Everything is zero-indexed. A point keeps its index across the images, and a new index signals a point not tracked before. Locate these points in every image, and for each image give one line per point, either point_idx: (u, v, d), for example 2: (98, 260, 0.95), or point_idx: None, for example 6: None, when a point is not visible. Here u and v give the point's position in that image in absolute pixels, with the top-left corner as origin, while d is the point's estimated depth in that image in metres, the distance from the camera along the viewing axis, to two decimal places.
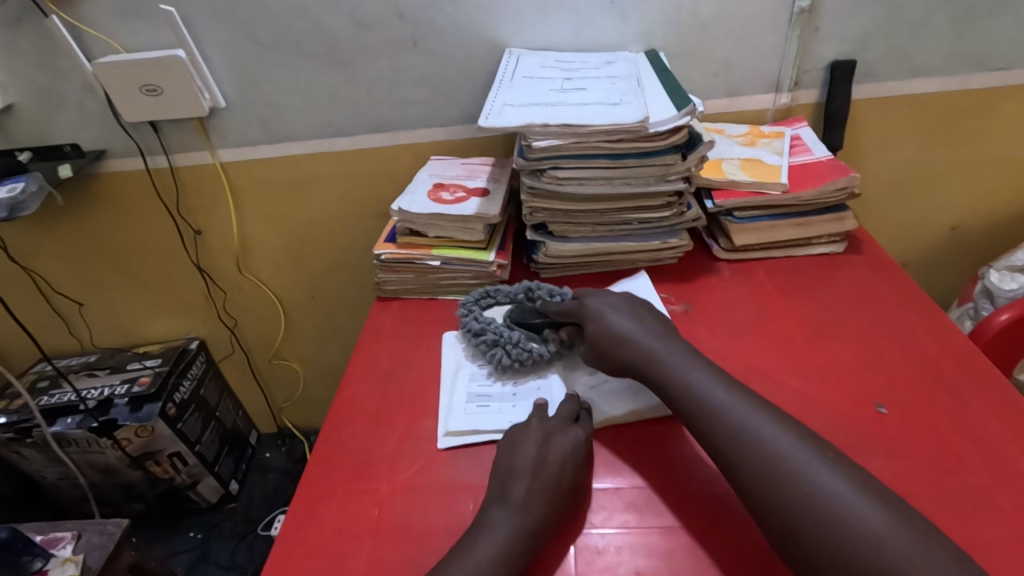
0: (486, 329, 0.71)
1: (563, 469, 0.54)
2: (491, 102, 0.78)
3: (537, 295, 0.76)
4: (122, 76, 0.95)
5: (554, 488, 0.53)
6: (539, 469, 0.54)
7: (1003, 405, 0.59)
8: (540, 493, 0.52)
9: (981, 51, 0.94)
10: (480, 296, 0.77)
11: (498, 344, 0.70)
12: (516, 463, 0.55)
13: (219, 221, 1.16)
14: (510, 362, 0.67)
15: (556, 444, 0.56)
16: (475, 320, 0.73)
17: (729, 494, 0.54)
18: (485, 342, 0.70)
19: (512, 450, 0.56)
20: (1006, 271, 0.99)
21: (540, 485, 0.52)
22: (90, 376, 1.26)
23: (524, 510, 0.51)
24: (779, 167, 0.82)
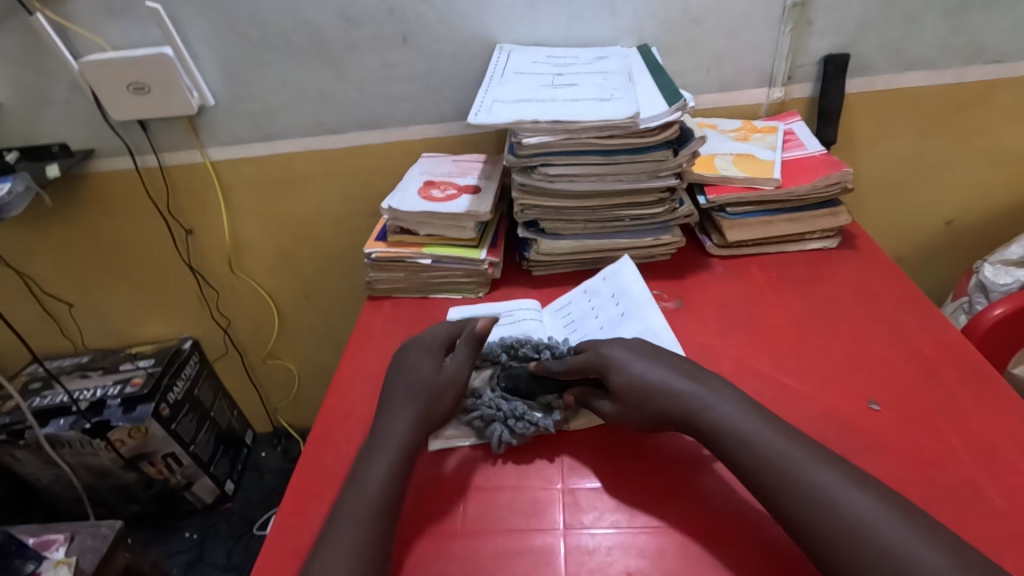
0: (478, 401, 0.62)
1: (441, 391, 0.60)
2: (481, 99, 0.77)
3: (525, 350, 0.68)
4: (108, 74, 0.94)
5: (432, 409, 0.59)
6: (421, 389, 0.60)
7: (995, 400, 0.59)
8: (420, 412, 0.58)
9: (975, 44, 0.94)
10: None
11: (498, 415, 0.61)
12: (395, 388, 0.61)
13: (210, 221, 1.15)
14: (514, 418, 0.60)
15: (437, 370, 0.62)
16: (462, 394, 0.63)
17: (746, 494, 0.53)
18: (480, 417, 0.61)
19: (395, 379, 0.62)
20: (1001, 265, 0.98)
21: (419, 406, 0.58)
22: (82, 378, 1.25)
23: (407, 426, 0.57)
24: (771, 162, 0.82)
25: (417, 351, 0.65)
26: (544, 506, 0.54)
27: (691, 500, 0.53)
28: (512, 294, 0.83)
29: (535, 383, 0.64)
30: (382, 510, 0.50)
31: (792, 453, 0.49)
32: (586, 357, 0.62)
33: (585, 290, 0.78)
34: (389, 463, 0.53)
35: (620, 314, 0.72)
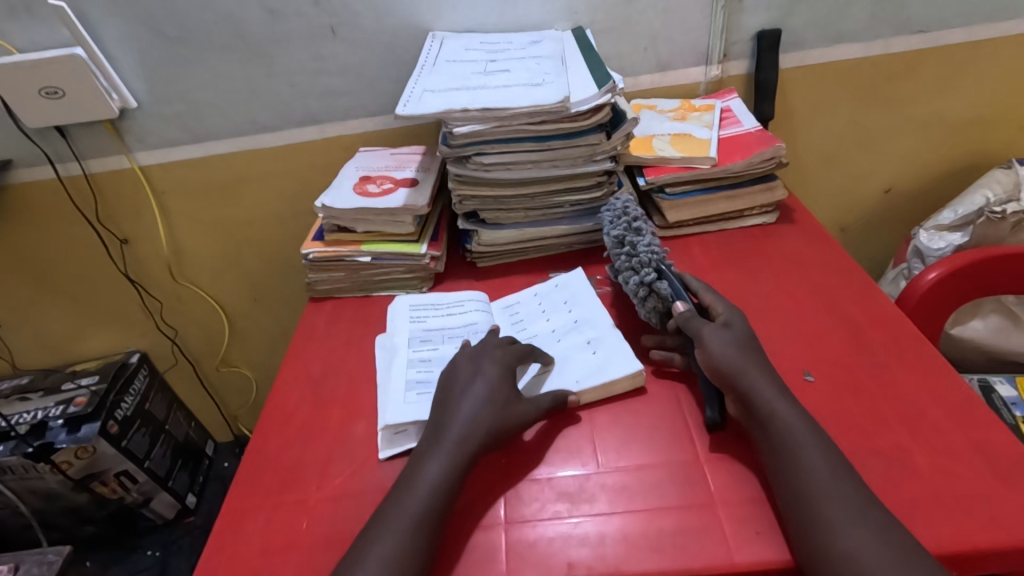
0: (639, 223, 0.71)
1: (496, 419, 0.56)
2: (411, 89, 0.75)
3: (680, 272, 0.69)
4: (16, 78, 0.88)
5: (486, 438, 0.55)
6: (463, 424, 0.55)
7: (923, 366, 0.61)
8: (462, 444, 0.54)
9: (901, 15, 0.95)
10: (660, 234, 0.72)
11: (637, 236, 0.70)
12: (443, 420, 0.56)
13: (146, 228, 1.10)
14: (631, 243, 0.69)
15: (482, 391, 0.58)
16: (635, 218, 0.72)
17: (719, 476, 0.53)
18: (625, 223, 0.71)
19: (441, 412, 0.57)
20: (934, 230, 1.01)
21: (465, 442, 0.54)
22: (20, 401, 1.20)
23: (445, 464, 0.52)
24: (707, 141, 0.82)
25: (464, 375, 0.60)
26: (487, 501, 0.54)
27: (640, 485, 0.54)
28: (456, 287, 0.81)
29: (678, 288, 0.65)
30: (411, 558, 0.47)
31: None
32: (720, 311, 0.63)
33: (537, 294, 0.76)
34: (423, 505, 0.50)
35: (573, 321, 0.70)
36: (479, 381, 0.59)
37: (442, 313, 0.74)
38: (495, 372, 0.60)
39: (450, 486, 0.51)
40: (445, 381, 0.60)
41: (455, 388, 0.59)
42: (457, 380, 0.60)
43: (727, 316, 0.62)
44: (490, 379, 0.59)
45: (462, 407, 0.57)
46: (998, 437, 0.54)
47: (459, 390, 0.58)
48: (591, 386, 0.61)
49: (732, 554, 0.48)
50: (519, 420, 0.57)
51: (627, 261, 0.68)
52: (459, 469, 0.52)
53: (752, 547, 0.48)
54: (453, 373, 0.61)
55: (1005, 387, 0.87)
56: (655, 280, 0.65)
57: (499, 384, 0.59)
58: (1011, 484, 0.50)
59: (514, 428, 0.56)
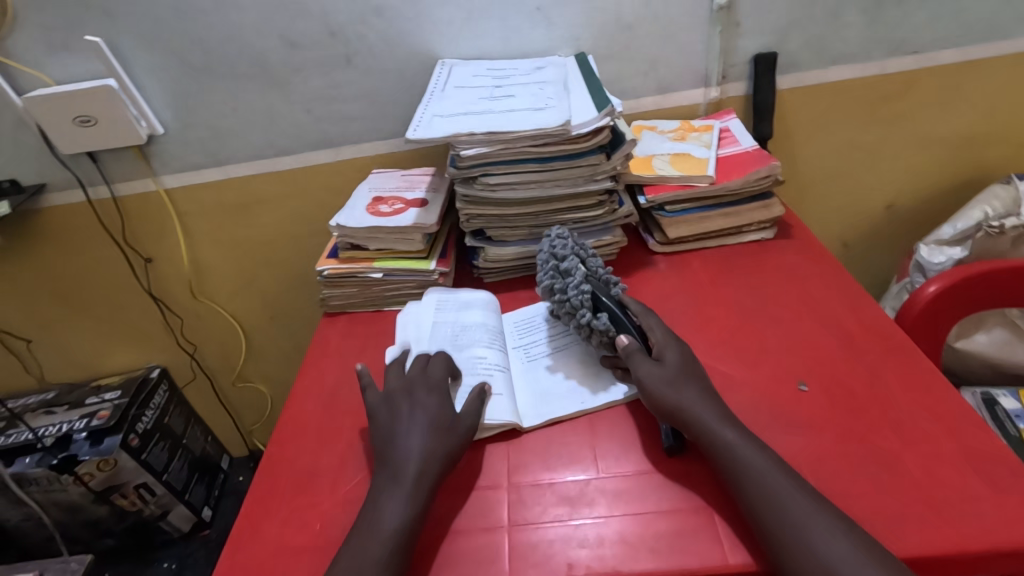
0: (567, 259, 0.71)
1: (441, 447, 0.57)
2: (421, 114, 0.79)
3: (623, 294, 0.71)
4: (53, 108, 0.94)
5: (435, 465, 0.55)
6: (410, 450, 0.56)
7: (916, 376, 0.62)
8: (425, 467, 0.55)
9: (895, 37, 0.98)
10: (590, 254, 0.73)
11: (565, 276, 0.70)
12: (388, 454, 0.57)
13: (168, 248, 1.15)
14: (562, 287, 0.69)
15: (418, 420, 0.59)
16: (557, 256, 0.72)
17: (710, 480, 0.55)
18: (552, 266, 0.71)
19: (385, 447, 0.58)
20: (935, 244, 1.02)
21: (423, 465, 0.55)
22: (47, 414, 1.24)
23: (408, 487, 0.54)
24: (706, 160, 0.85)
25: (393, 411, 0.60)
26: (487, 505, 0.56)
27: (639, 490, 0.56)
28: None
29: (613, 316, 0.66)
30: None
31: None
32: (660, 338, 0.64)
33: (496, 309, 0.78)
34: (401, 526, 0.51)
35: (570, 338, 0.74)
36: (405, 414, 0.60)
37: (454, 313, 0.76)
38: (425, 402, 0.60)
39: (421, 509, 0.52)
40: (375, 421, 0.61)
41: (392, 423, 0.59)
42: (391, 413, 0.60)
43: (663, 348, 0.63)
44: (423, 410, 0.60)
45: (401, 439, 0.57)
46: (988, 444, 0.55)
47: (391, 430, 0.59)
48: (597, 403, 0.64)
49: (729, 555, 0.50)
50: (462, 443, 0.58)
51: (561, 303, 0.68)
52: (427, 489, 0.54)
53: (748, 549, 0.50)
54: (383, 409, 0.61)
55: (1008, 400, 0.87)
56: (590, 317, 0.66)
57: (433, 412, 0.60)
58: (998, 488, 0.51)
59: (458, 451, 0.58)
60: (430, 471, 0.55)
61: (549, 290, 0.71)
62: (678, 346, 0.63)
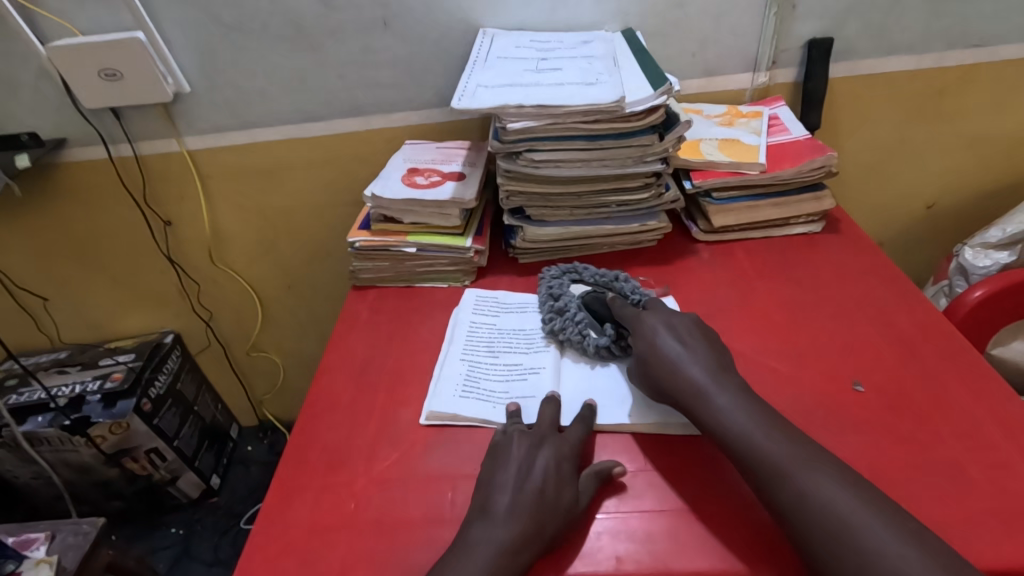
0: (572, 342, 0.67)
1: (555, 522, 0.50)
2: (465, 83, 0.76)
3: (621, 286, 0.73)
4: (78, 59, 0.90)
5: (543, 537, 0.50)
6: (512, 501, 0.52)
7: (978, 381, 0.60)
8: (519, 507, 0.51)
9: (957, 28, 0.94)
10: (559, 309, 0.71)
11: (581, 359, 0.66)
12: (491, 508, 0.52)
13: (189, 211, 1.12)
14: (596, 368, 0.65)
15: (537, 480, 0.53)
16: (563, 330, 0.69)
17: None
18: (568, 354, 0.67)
19: (483, 493, 0.53)
20: (980, 247, 0.99)
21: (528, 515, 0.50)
22: (59, 373, 1.22)
23: (500, 526, 0.50)
24: (756, 147, 0.82)
25: (520, 458, 0.55)
26: None
27: (667, 486, 0.55)
28: (498, 282, 0.82)
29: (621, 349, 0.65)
30: None
31: None
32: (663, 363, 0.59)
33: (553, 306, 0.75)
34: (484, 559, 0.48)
35: None
36: (527, 466, 0.54)
37: (508, 313, 0.75)
38: (553, 461, 0.54)
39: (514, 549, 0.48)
40: (488, 463, 0.56)
41: (512, 471, 0.54)
42: (514, 460, 0.55)
43: (642, 337, 0.62)
44: (550, 467, 0.54)
45: (499, 490, 0.53)
46: None
47: (493, 481, 0.54)
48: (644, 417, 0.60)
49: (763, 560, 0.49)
50: (574, 523, 0.52)
51: (567, 342, 0.69)
52: (522, 531, 0.49)
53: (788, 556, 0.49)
54: (508, 450, 0.56)
55: None
56: (593, 338, 0.67)
57: (558, 476, 0.53)
58: None
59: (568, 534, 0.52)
60: (539, 540, 0.49)
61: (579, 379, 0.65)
62: (705, 360, 0.58)
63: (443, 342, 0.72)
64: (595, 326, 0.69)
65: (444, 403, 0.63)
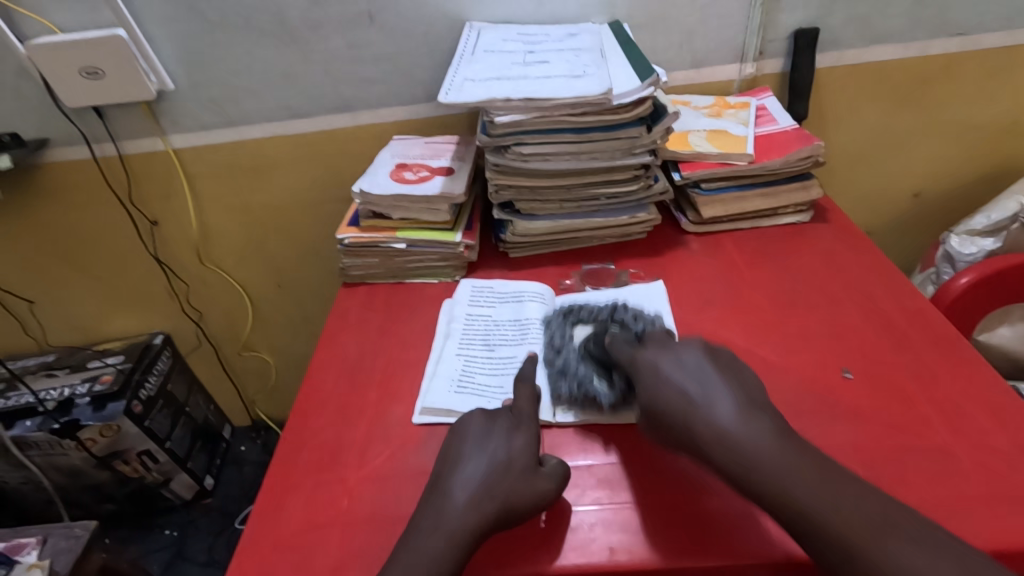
0: (563, 350, 0.65)
1: (508, 491, 0.51)
2: (452, 77, 0.75)
3: (625, 317, 0.66)
4: (58, 58, 0.89)
5: (496, 504, 0.50)
6: (478, 475, 0.52)
7: (963, 366, 0.61)
8: (487, 480, 0.51)
9: (942, 17, 0.95)
10: (567, 312, 0.70)
11: (566, 373, 0.63)
12: (446, 480, 0.52)
13: (175, 210, 1.11)
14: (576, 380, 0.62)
15: (489, 452, 0.54)
16: (560, 339, 0.67)
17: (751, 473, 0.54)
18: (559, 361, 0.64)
19: (446, 468, 0.54)
20: (966, 235, 1.00)
21: (491, 489, 0.51)
22: (48, 377, 1.21)
23: (466, 497, 0.50)
24: (744, 138, 0.82)
25: (474, 431, 0.56)
26: None
27: (653, 473, 0.55)
28: (489, 277, 0.82)
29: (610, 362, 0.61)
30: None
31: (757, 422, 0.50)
32: (651, 365, 0.56)
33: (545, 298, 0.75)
34: (451, 530, 0.48)
35: None
36: (489, 439, 0.55)
37: (501, 304, 0.75)
38: (506, 435, 0.55)
39: (479, 520, 0.49)
40: (456, 438, 0.56)
41: (465, 442, 0.55)
42: (467, 433, 0.56)
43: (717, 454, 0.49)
44: (502, 438, 0.55)
45: (464, 463, 0.53)
46: None
47: (458, 454, 0.54)
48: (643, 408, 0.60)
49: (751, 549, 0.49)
50: (538, 498, 0.51)
51: (573, 402, 0.61)
52: (486, 504, 0.50)
53: (773, 544, 0.49)
54: (465, 425, 0.57)
55: None
56: (602, 392, 0.60)
57: (523, 450, 0.54)
58: None
59: (531, 509, 0.51)
60: (505, 516, 0.50)
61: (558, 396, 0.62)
62: (726, 398, 0.52)
63: (434, 337, 0.72)
64: (601, 377, 0.62)
65: (438, 398, 0.63)
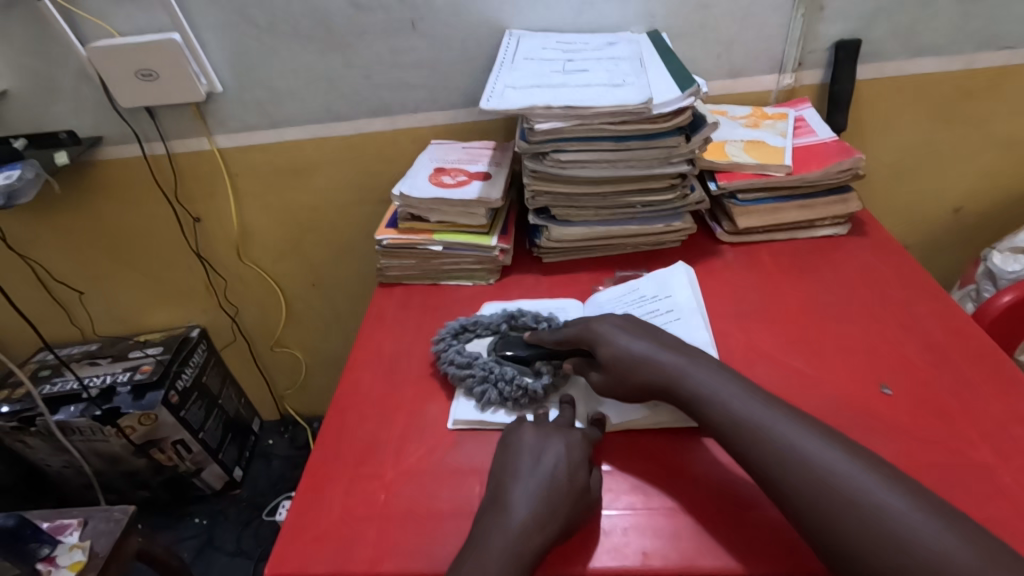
0: (473, 363, 0.66)
1: (567, 507, 0.51)
2: (493, 85, 0.77)
3: (524, 321, 0.71)
4: (116, 60, 0.93)
5: (553, 518, 0.50)
6: (539, 491, 0.52)
7: (1008, 385, 0.60)
8: (548, 491, 0.52)
9: (989, 30, 0.93)
10: (459, 329, 0.71)
11: (489, 381, 0.64)
12: (503, 494, 0.52)
13: (217, 208, 1.15)
14: (504, 381, 0.64)
15: (546, 466, 0.53)
16: (460, 353, 0.67)
17: None
18: (472, 375, 0.65)
19: (502, 480, 0.54)
20: (1009, 252, 0.98)
21: (552, 500, 0.51)
22: (91, 365, 1.26)
23: (527, 509, 0.51)
24: (782, 148, 0.82)
25: (527, 445, 0.55)
26: None
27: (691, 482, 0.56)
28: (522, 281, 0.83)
29: (528, 351, 0.66)
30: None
31: (793, 431, 0.50)
32: (575, 330, 0.64)
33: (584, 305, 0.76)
34: (515, 543, 0.49)
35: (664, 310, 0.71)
36: (541, 450, 0.55)
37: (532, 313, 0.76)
38: (562, 451, 0.54)
39: (543, 532, 0.50)
40: (506, 449, 0.56)
41: (520, 456, 0.55)
42: (522, 448, 0.55)
43: (625, 366, 0.59)
44: (559, 454, 0.54)
45: (523, 477, 0.53)
46: None
47: (514, 468, 0.54)
48: (671, 409, 0.60)
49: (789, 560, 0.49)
50: (586, 510, 0.52)
51: (511, 404, 0.63)
52: (548, 514, 0.51)
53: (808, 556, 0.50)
54: (516, 438, 0.57)
55: None
56: (534, 383, 0.63)
57: (576, 463, 0.54)
58: None
59: (581, 519, 0.52)
60: (561, 528, 0.51)
61: (490, 405, 0.63)
62: (649, 342, 0.60)
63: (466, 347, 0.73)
64: (523, 373, 0.65)
65: (470, 406, 0.63)
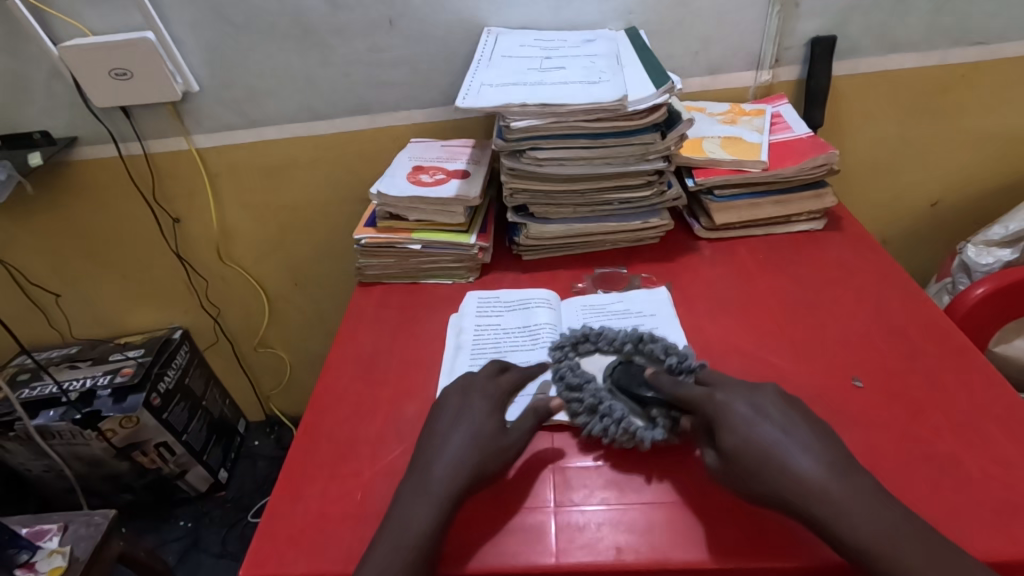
0: (584, 387, 0.62)
1: (478, 455, 0.55)
2: (469, 82, 0.76)
3: (651, 349, 0.65)
4: (89, 59, 0.92)
5: (469, 482, 0.53)
6: (451, 451, 0.55)
7: (976, 377, 0.61)
8: (460, 449, 0.55)
9: (962, 25, 0.94)
10: (580, 338, 0.68)
11: (595, 412, 0.60)
12: (422, 454, 0.56)
13: (196, 208, 1.14)
14: (612, 419, 0.58)
15: (462, 421, 0.57)
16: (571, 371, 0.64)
17: None
18: (580, 402, 0.61)
19: (424, 443, 0.57)
20: (982, 245, 1.00)
21: (466, 453, 0.55)
22: (70, 368, 1.25)
23: (441, 463, 0.54)
24: (758, 144, 0.82)
25: (449, 409, 0.59)
26: (531, 486, 0.57)
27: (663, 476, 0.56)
28: (502, 278, 0.83)
29: (650, 393, 0.60)
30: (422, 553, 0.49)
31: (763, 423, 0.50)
32: (704, 393, 0.56)
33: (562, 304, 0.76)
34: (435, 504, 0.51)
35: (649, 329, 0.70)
36: (463, 411, 0.59)
37: (508, 310, 0.75)
38: (477, 406, 0.58)
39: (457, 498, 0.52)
40: (434, 415, 0.60)
41: (440, 418, 0.59)
42: (444, 412, 0.59)
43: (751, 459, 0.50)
44: (475, 416, 0.58)
45: (440, 436, 0.57)
46: None
47: (438, 427, 0.58)
48: None
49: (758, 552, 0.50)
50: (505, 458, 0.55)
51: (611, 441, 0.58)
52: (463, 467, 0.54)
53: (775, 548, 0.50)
54: (442, 403, 0.60)
55: None
56: (643, 431, 0.57)
57: (491, 416, 0.58)
58: None
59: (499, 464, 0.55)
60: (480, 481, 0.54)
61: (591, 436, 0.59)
62: (806, 447, 0.50)
63: (446, 347, 0.72)
64: (637, 416, 0.59)
65: None
